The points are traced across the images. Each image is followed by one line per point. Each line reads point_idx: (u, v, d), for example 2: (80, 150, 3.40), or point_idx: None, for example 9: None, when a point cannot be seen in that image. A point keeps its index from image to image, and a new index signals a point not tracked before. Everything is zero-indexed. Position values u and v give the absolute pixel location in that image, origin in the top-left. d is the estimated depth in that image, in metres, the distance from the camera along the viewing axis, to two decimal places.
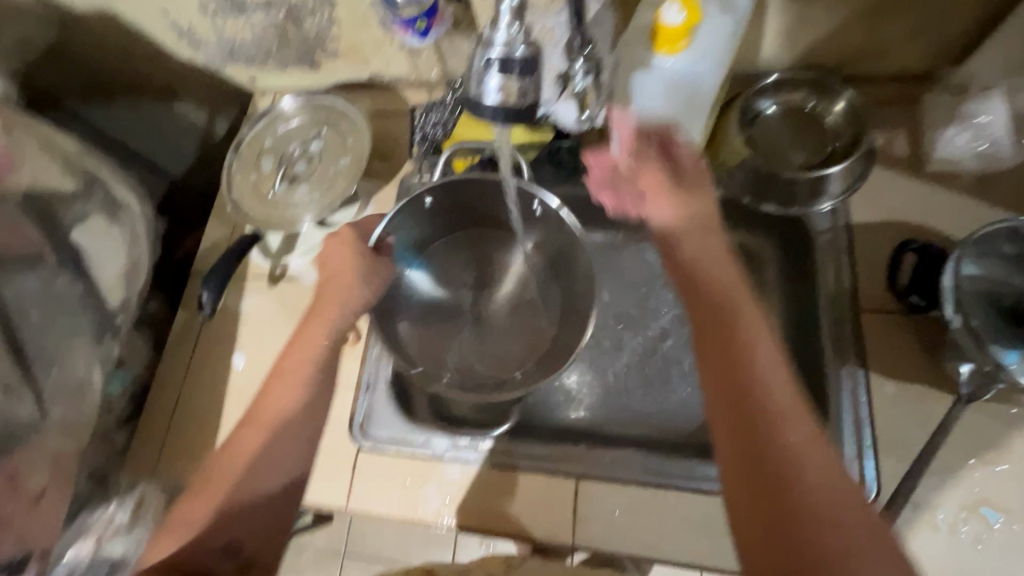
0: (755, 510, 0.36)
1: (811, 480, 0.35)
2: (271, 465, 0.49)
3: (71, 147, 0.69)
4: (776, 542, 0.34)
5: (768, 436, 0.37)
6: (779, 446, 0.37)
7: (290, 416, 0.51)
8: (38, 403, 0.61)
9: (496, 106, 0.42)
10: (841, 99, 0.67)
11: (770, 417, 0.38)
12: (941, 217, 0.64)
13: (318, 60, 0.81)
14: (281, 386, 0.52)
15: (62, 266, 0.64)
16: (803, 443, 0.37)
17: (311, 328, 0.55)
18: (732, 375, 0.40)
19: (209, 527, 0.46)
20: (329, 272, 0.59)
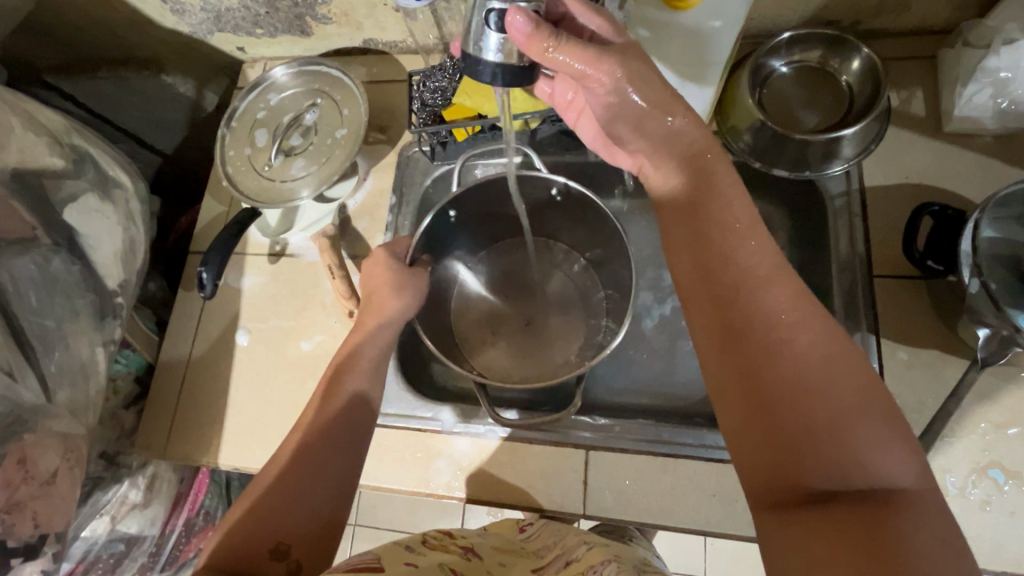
0: (748, 414, 0.37)
1: (805, 381, 0.35)
2: (321, 466, 0.48)
3: (56, 123, 0.67)
4: (761, 424, 0.36)
5: (752, 323, 0.38)
6: (774, 347, 0.37)
7: (338, 422, 0.51)
8: (43, 386, 0.58)
9: (496, 64, 0.41)
10: (858, 57, 0.63)
11: (765, 321, 0.38)
12: (956, 179, 0.62)
13: (309, 26, 0.78)
14: (326, 396, 0.53)
15: (57, 247, 0.62)
16: (799, 340, 0.37)
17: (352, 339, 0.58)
18: (722, 283, 0.40)
19: (260, 527, 0.45)
20: (369, 288, 0.61)
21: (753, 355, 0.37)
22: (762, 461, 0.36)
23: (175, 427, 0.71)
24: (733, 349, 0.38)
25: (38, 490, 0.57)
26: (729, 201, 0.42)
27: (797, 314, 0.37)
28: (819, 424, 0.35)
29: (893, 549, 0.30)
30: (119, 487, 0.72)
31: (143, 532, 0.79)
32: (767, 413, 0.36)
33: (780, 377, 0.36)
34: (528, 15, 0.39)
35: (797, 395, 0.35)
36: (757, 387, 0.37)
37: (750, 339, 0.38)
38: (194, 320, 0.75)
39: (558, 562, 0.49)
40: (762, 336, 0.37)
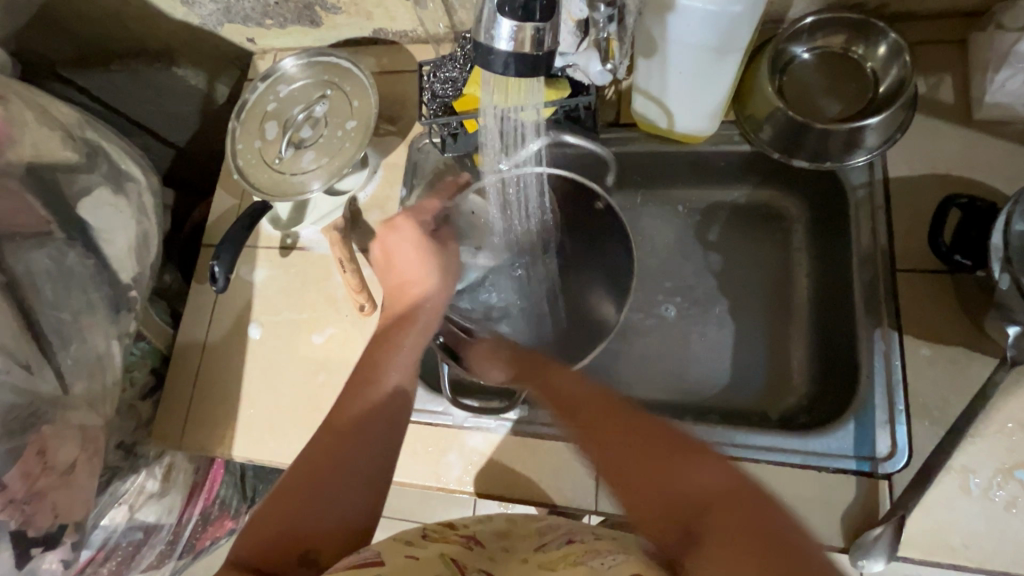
0: (620, 475, 0.39)
1: (652, 431, 0.40)
2: (353, 464, 0.47)
3: (69, 116, 0.67)
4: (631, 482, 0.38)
5: (584, 412, 0.44)
6: (607, 419, 0.43)
7: (375, 414, 0.49)
8: (61, 377, 0.59)
9: (509, 54, 0.37)
10: (884, 42, 0.61)
11: (595, 407, 0.44)
12: (986, 169, 0.59)
13: (319, 16, 0.77)
14: (361, 401, 0.50)
15: (71, 240, 0.62)
16: (613, 415, 0.43)
17: (390, 332, 0.55)
18: (560, 396, 0.47)
19: (290, 530, 0.44)
20: (401, 280, 0.59)
21: (592, 427, 0.42)
22: (653, 510, 0.37)
23: (190, 419, 0.72)
24: (592, 434, 0.42)
25: (57, 481, 0.58)
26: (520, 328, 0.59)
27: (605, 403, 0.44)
28: (659, 467, 0.38)
29: (772, 530, 0.32)
30: (137, 477, 0.74)
31: (160, 520, 0.81)
32: (637, 462, 0.39)
33: (626, 434, 0.41)
34: (526, 56, 0.37)
35: (637, 451, 0.39)
36: (616, 453, 0.40)
37: (597, 424, 0.43)
38: (206, 312, 0.76)
39: (558, 538, 0.45)
40: (593, 417, 0.43)
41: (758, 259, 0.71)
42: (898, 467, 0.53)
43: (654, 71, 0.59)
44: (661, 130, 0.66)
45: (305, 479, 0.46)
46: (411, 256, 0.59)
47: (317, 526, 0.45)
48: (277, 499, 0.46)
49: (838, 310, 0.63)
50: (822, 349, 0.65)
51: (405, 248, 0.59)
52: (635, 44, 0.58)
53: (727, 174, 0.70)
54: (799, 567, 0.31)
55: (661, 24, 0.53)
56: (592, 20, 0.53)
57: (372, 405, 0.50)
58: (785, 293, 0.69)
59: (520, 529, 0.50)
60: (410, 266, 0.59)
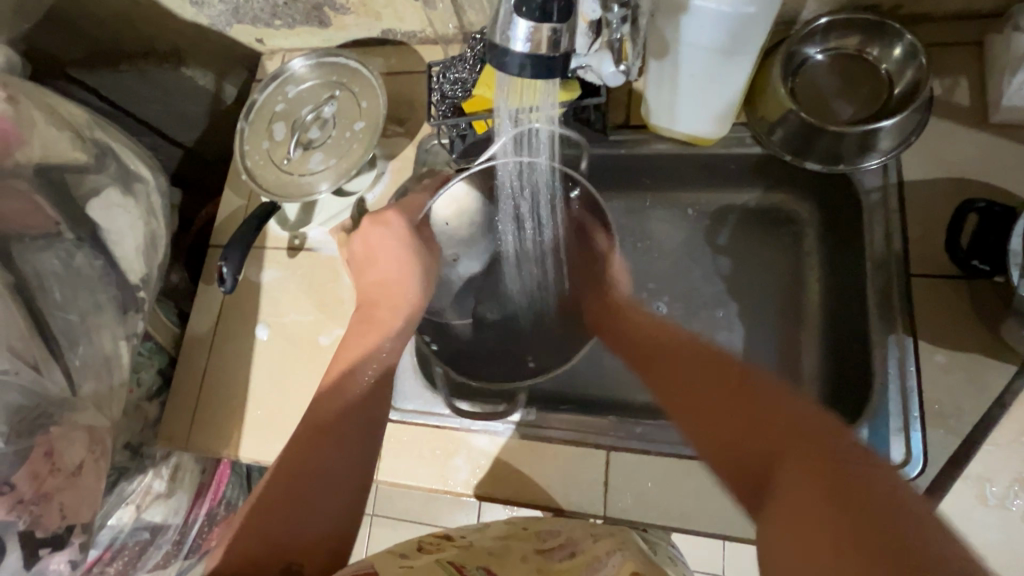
0: (703, 422, 0.47)
1: (756, 391, 0.46)
2: (336, 460, 0.48)
3: (78, 116, 0.67)
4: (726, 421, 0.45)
5: (688, 362, 0.52)
6: (714, 372, 0.50)
7: (345, 420, 0.51)
8: (68, 378, 0.59)
9: (525, 56, 0.36)
10: (900, 43, 0.60)
11: (705, 359, 0.52)
12: (1003, 173, 0.59)
13: (328, 17, 0.77)
14: (336, 400, 0.52)
15: (80, 241, 0.62)
16: (723, 369, 0.50)
17: (359, 335, 0.58)
18: (645, 351, 0.58)
19: (279, 532, 0.44)
20: (380, 279, 0.62)
21: (702, 376, 0.50)
22: (731, 454, 0.44)
23: (197, 420, 0.72)
24: (695, 380, 0.50)
25: (64, 482, 0.58)
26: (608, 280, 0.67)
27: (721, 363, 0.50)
28: (758, 412, 0.44)
29: (852, 482, 0.37)
30: (144, 477, 0.74)
31: (167, 521, 0.81)
32: (718, 412, 0.46)
33: (711, 388, 0.48)
34: (541, 59, 0.37)
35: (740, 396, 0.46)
36: (713, 401, 0.47)
37: (698, 373, 0.51)
38: (214, 313, 0.76)
39: (562, 547, 0.48)
40: (701, 366, 0.51)
41: (769, 263, 0.71)
42: (913, 475, 0.52)
43: (666, 72, 0.58)
44: (673, 132, 0.65)
45: (291, 478, 0.46)
46: (390, 257, 0.62)
47: (316, 522, 0.45)
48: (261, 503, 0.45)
49: (851, 314, 0.62)
50: (834, 354, 0.64)
51: (387, 244, 0.62)
52: (647, 45, 0.57)
53: (738, 177, 0.70)
54: (880, 501, 0.35)
55: (674, 25, 0.52)
56: (606, 19, 0.50)
57: (348, 402, 0.52)
58: (796, 297, 0.69)
59: (519, 534, 0.51)
60: (392, 263, 0.62)
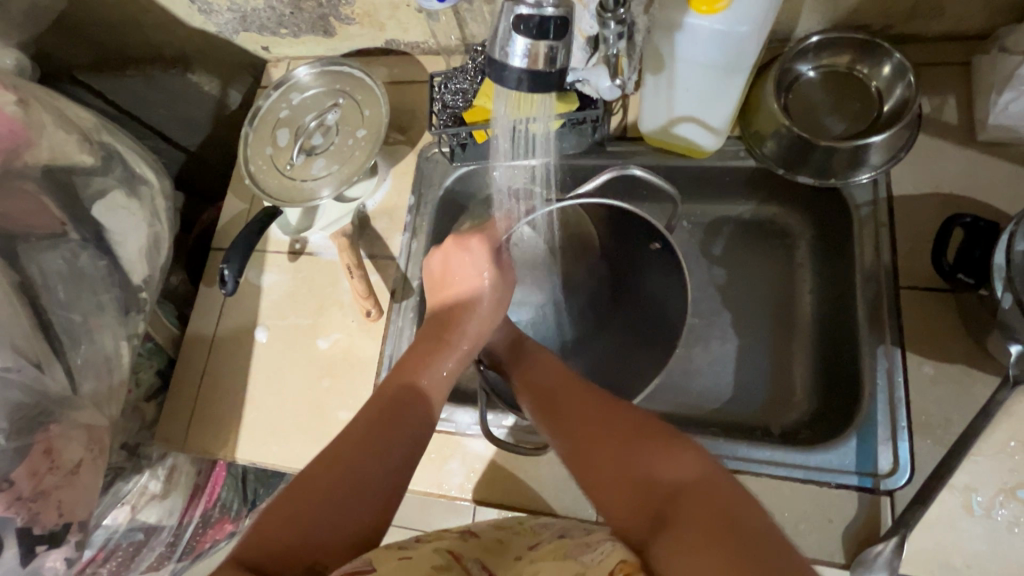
0: (586, 462, 0.45)
1: (620, 420, 0.45)
2: (369, 470, 0.47)
3: (86, 120, 0.68)
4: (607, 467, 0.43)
5: (561, 395, 0.51)
6: (584, 406, 0.48)
7: (400, 429, 0.50)
8: (69, 377, 0.60)
9: (523, 71, 0.38)
10: (888, 62, 0.62)
11: (578, 392, 0.50)
12: (989, 190, 0.60)
13: (333, 26, 0.78)
14: (399, 414, 0.50)
15: (86, 242, 0.63)
16: (588, 403, 0.48)
17: (428, 350, 0.56)
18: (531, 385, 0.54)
19: (307, 539, 0.43)
20: (456, 297, 0.59)
21: (575, 414, 0.48)
22: (630, 501, 0.41)
23: (193, 421, 0.72)
24: (570, 419, 0.48)
25: (62, 480, 0.59)
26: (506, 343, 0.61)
27: (584, 392, 0.50)
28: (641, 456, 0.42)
29: (739, 522, 0.35)
30: (140, 477, 0.75)
31: (161, 521, 0.81)
32: (599, 451, 0.44)
33: (603, 427, 0.45)
34: (540, 76, 0.38)
35: (620, 435, 0.44)
36: (596, 438, 0.45)
37: (573, 409, 0.48)
38: (214, 315, 0.76)
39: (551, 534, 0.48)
40: (572, 403, 0.49)
41: (762, 273, 0.72)
42: (901, 484, 0.53)
43: (661, 87, 0.59)
44: (668, 145, 0.66)
45: (318, 481, 0.46)
46: (466, 283, 0.59)
47: (333, 534, 0.44)
48: (291, 498, 0.45)
49: (841, 325, 0.63)
50: (824, 364, 0.65)
51: (466, 263, 0.59)
52: (644, 59, 0.59)
53: (733, 189, 0.71)
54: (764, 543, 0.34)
55: (670, 42, 0.54)
56: (603, 34, 0.50)
57: (407, 414, 0.51)
58: (788, 307, 0.70)
59: (512, 528, 0.51)
60: (468, 284, 0.59)
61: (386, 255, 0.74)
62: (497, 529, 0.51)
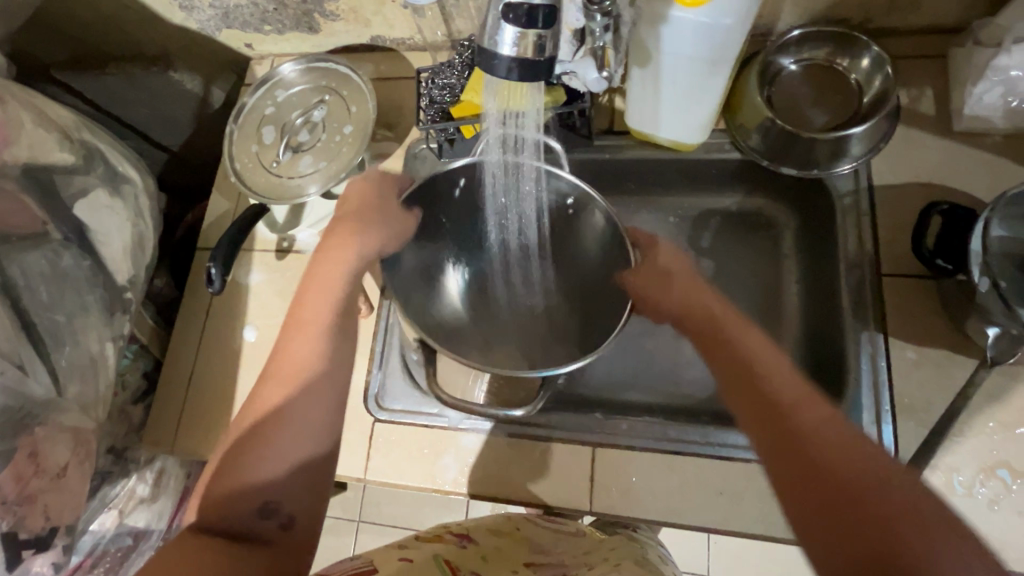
0: (833, 523, 0.38)
1: (872, 488, 0.38)
2: (294, 410, 0.49)
3: (66, 118, 0.67)
4: (862, 538, 0.37)
5: (782, 415, 0.43)
6: (818, 452, 0.41)
7: (315, 367, 0.51)
8: (54, 380, 0.59)
9: (512, 59, 0.38)
10: (867, 55, 0.63)
11: (808, 423, 0.42)
12: (966, 178, 0.62)
13: (317, 22, 0.78)
14: (299, 338, 0.53)
15: (68, 242, 0.62)
16: (825, 444, 0.41)
17: (326, 269, 0.57)
18: (764, 401, 0.44)
19: (250, 489, 0.46)
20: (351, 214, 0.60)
21: (802, 453, 0.41)
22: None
23: (182, 422, 0.71)
24: (818, 481, 0.39)
25: (48, 484, 0.58)
26: (754, 345, 0.49)
27: (821, 423, 0.42)
28: (904, 538, 0.36)
29: None
30: (127, 481, 0.74)
31: (150, 526, 0.80)
32: (857, 533, 0.37)
33: (850, 502, 0.38)
34: (529, 66, 0.38)
35: (865, 504, 0.38)
36: (846, 503, 0.38)
37: (818, 457, 0.40)
38: (201, 315, 0.76)
39: (551, 561, 0.49)
40: (797, 428, 0.42)
41: (748, 264, 0.73)
42: None
43: (647, 79, 0.60)
44: (652, 139, 0.67)
45: (247, 437, 0.48)
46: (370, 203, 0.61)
47: (276, 477, 0.47)
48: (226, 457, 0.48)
49: (826, 314, 0.65)
50: (809, 352, 0.66)
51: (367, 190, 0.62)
52: (629, 53, 0.59)
53: (719, 181, 0.72)
54: None
55: (654, 35, 0.54)
56: (589, 28, 0.52)
57: (304, 342, 0.53)
58: (774, 297, 0.71)
59: (506, 534, 0.52)
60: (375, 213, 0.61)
61: None
62: (491, 535, 0.52)
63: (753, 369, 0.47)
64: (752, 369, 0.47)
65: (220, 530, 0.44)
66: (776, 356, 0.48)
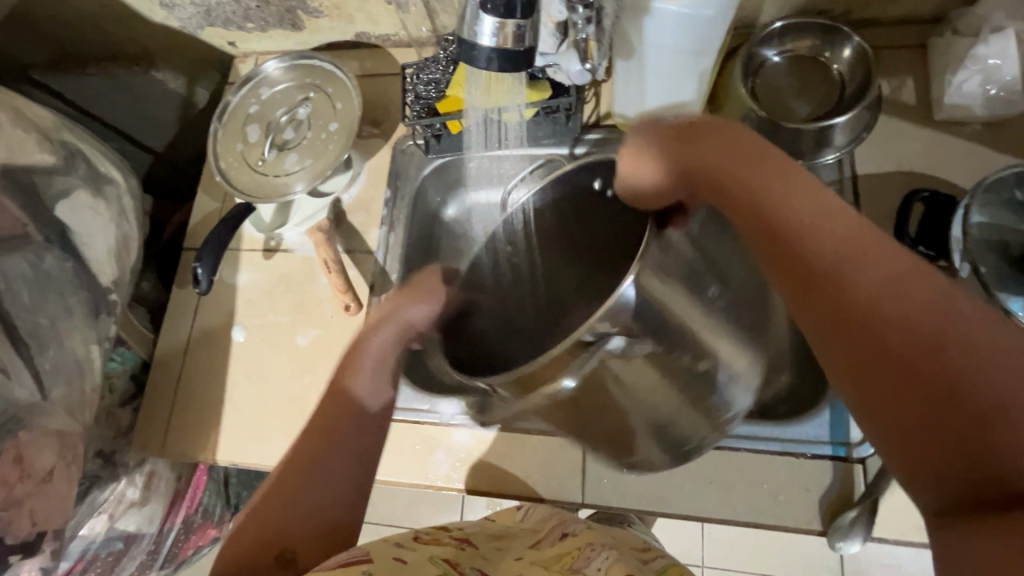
0: (901, 405, 0.30)
1: (912, 357, 0.30)
2: (331, 460, 0.50)
3: (46, 118, 0.66)
4: (921, 413, 0.30)
5: (829, 278, 0.33)
6: (928, 328, 0.30)
7: (355, 415, 0.52)
8: (38, 383, 0.58)
9: (492, 50, 0.38)
10: (849, 46, 0.64)
11: (838, 275, 0.33)
12: (947, 166, 0.62)
13: (301, 19, 0.77)
14: (345, 389, 0.53)
15: (49, 244, 0.62)
16: (865, 300, 0.32)
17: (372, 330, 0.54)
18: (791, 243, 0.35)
19: (275, 538, 0.47)
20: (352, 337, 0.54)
21: (847, 316, 0.32)
22: (950, 459, 0.29)
23: (171, 424, 0.71)
24: (860, 338, 0.32)
25: (35, 488, 0.57)
26: (798, 198, 0.36)
27: (891, 272, 0.32)
28: (931, 415, 0.29)
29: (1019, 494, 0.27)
30: (117, 485, 0.73)
31: (141, 529, 0.80)
32: (941, 408, 0.29)
33: (929, 378, 0.29)
34: (509, 57, 0.38)
35: (937, 371, 0.29)
36: (909, 378, 0.30)
37: (876, 321, 0.31)
38: (189, 316, 0.75)
39: (553, 533, 0.53)
40: (848, 291, 0.32)
41: None
42: (869, 452, 0.56)
43: (631, 71, 0.60)
44: None
45: (280, 485, 0.49)
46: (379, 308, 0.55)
47: (301, 526, 0.48)
48: (261, 502, 0.49)
49: None
50: None
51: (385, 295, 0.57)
52: (614, 45, 0.59)
53: None
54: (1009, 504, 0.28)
55: (637, 27, 0.54)
56: (571, 21, 0.55)
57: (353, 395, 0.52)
58: None
59: (511, 535, 0.56)
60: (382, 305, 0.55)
61: (363, 249, 0.73)
62: (494, 539, 0.55)
63: (792, 247, 0.35)
64: (821, 272, 0.33)
65: None
66: (879, 237, 0.34)
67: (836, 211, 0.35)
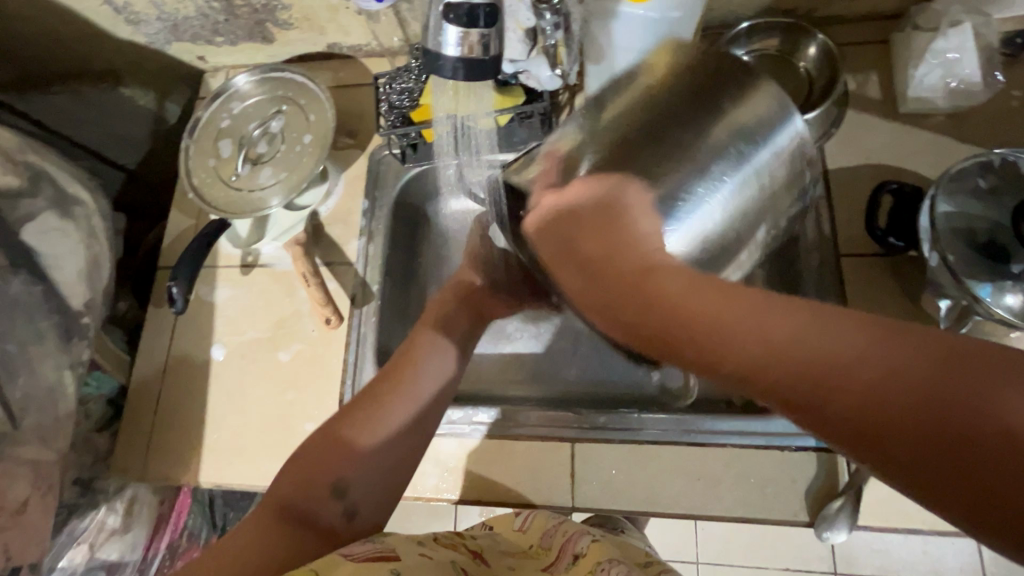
0: (875, 446, 0.26)
1: (840, 397, 0.27)
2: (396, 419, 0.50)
3: (9, 140, 0.65)
4: (895, 446, 0.25)
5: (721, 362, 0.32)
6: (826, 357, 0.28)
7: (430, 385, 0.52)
8: (8, 412, 0.56)
9: (457, 60, 0.38)
10: (814, 44, 0.65)
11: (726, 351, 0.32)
12: (913, 158, 0.64)
13: (271, 32, 0.77)
14: (424, 355, 0.54)
15: (16, 268, 0.60)
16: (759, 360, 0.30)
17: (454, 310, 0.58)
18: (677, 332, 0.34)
19: (329, 481, 0.47)
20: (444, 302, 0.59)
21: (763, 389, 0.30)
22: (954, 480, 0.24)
23: (151, 448, 0.69)
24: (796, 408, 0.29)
25: (8, 520, 0.56)
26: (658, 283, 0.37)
27: (767, 331, 0.31)
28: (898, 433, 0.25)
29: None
30: (96, 513, 0.71)
31: (123, 558, 0.78)
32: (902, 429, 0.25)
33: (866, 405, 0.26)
34: (475, 64, 0.38)
35: (864, 393, 0.27)
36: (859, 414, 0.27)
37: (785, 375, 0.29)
38: (167, 336, 0.73)
39: (564, 556, 0.54)
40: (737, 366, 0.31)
41: None
42: None
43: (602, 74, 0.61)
44: None
45: (345, 428, 0.49)
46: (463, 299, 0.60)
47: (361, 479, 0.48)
48: (325, 442, 0.49)
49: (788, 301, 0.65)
50: None
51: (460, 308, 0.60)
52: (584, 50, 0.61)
53: None
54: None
55: (605, 31, 0.56)
56: (540, 27, 0.55)
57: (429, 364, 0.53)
58: None
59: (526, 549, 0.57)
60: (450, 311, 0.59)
61: (342, 261, 0.72)
62: (507, 554, 0.55)
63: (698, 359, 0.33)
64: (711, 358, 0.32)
65: (297, 509, 0.46)
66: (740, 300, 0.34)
67: (734, 303, 0.33)
